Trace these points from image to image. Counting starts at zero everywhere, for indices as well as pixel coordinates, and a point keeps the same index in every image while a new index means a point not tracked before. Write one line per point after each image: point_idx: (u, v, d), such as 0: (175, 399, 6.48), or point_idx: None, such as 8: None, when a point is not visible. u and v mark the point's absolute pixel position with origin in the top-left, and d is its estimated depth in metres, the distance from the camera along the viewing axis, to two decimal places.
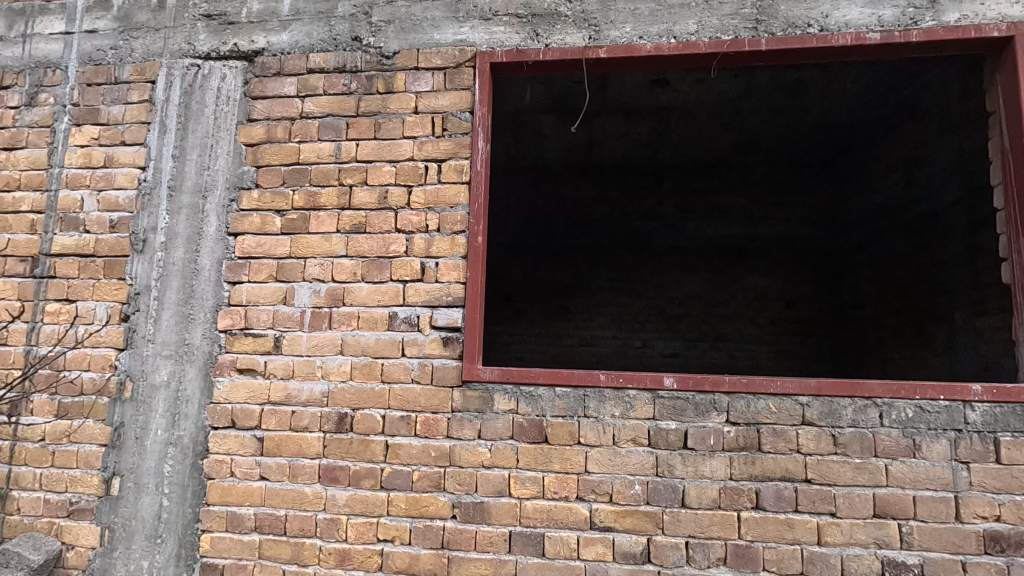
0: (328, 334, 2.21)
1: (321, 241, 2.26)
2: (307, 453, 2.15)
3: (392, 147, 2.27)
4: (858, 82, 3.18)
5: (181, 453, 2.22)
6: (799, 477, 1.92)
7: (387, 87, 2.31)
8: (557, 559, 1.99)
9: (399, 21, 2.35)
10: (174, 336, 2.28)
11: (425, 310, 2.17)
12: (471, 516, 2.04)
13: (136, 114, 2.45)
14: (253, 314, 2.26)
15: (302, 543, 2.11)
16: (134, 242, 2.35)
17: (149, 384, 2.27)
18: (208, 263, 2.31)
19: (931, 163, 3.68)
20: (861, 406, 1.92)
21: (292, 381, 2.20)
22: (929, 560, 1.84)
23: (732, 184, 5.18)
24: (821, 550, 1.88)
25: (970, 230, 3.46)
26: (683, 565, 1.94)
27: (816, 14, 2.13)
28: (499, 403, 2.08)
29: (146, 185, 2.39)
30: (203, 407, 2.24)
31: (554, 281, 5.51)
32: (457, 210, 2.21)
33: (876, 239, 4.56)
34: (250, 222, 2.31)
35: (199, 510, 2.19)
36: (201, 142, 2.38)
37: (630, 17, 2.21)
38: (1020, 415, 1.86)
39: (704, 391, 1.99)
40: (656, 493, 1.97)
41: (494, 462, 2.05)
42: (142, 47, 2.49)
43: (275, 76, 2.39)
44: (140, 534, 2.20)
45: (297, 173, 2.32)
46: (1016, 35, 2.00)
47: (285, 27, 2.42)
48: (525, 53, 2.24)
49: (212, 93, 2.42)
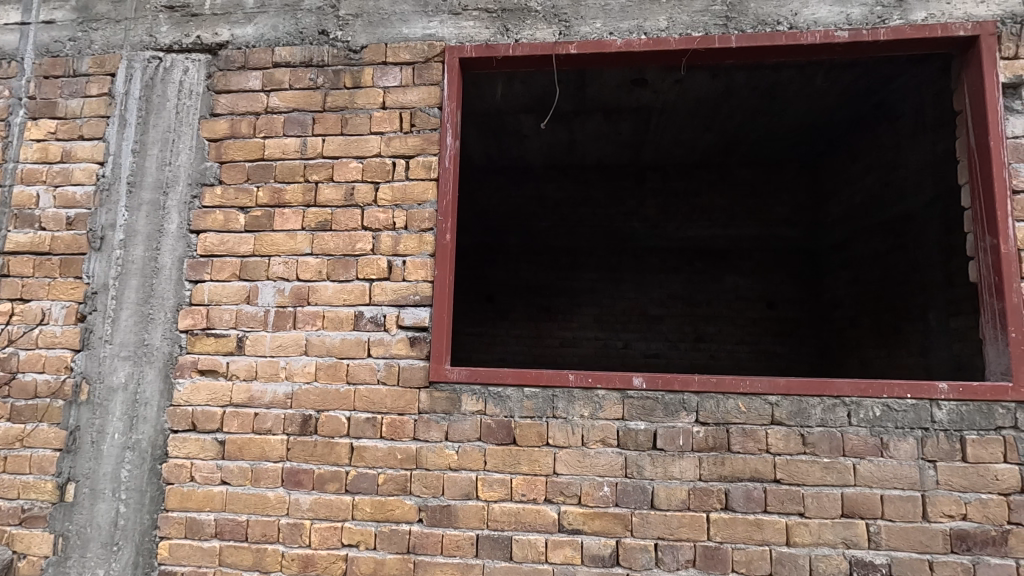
0: (292, 334, 2.15)
1: (286, 239, 2.21)
2: (270, 456, 2.09)
3: (359, 144, 2.23)
4: (833, 82, 3.19)
5: (139, 457, 2.15)
6: (768, 477, 1.90)
7: (355, 82, 2.26)
8: (525, 562, 1.95)
9: (368, 15, 2.30)
10: (133, 336, 2.21)
11: (392, 309, 2.12)
12: (437, 520, 2.00)
13: (94, 107, 2.37)
14: (215, 313, 2.20)
15: (264, 549, 2.05)
16: (91, 240, 2.28)
17: (106, 387, 2.20)
18: (169, 261, 2.24)
19: (906, 165, 3.70)
20: (829, 405, 1.91)
21: (255, 382, 2.14)
22: (897, 560, 1.83)
23: (713, 184, 5.21)
24: (790, 550, 1.87)
25: (943, 230, 3.47)
26: (653, 567, 1.91)
27: (785, 12, 2.12)
28: (466, 404, 2.04)
29: (104, 180, 2.32)
30: (162, 410, 2.17)
31: (536, 281, 5.48)
32: (425, 207, 2.16)
33: (852, 240, 4.58)
34: (213, 220, 2.25)
35: (157, 517, 2.12)
36: (162, 137, 2.32)
37: (600, 13, 2.19)
38: (986, 414, 1.86)
39: (674, 391, 1.97)
40: (625, 495, 1.94)
41: (461, 464, 2.01)
42: (102, 39, 2.42)
43: (239, 69, 2.33)
44: (96, 541, 2.13)
45: (262, 169, 2.26)
46: (982, 34, 2.01)
47: (251, 20, 2.36)
48: (495, 49, 2.20)
49: (174, 87, 2.35)
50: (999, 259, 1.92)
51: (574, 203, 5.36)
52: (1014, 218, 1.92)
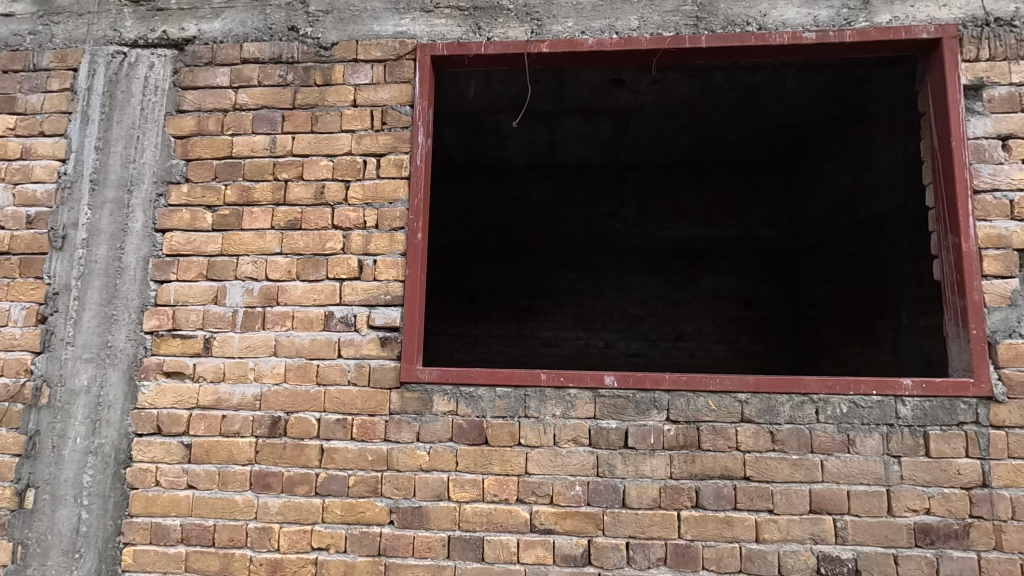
0: (261, 334, 2.11)
1: (255, 238, 2.17)
2: (238, 460, 2.05)
3: (329, 141, 2.20)
4: (806, 85, 3.24)
5: (102, 462, 2.10)
6: (737, 475, 1.91)
7: (325, 79, 2.23)
8: (497, 563, 1.94)
9: (338, 12, 2.27)
10: (96, 337, 2.16)
11: (363, 309, 2.10)
12: (409, 522, 1.98)
13: (55, 103, 2.31)
14: (181, 314, 2.15)
15: (231, 554, 2.01)
16: (52, 239, 2.22)
17: (68, 390, 2.14)
18: (134, 261, 2.19)
19: (878, 166, 3.77)
20: (798, 403, 1.93)
21: (223, 384, 2.10)
22: (863, 554, 1.85)
23: (692, 184, 5.24)
24: (759, 547, 1.88)
25: (913, 229, 3.53)
26: (624, 566, 1.91)
27: (754, 13, 2.14)
28: (438, 404, 2.03)
29: (66, 178, 2.26)
30: (126, 413, 2.12)
31: (517, 281, 5.48)
32: (396, 206, 2.14)
33: (828, 240, 4.64)
34: (179, 219, 2.21)
35: (121, 522, 2.07)
36: (126, 133, 2.26)
37: (572, 12, 2.18)
38: (949, 410, 1.89)
39: (645, 390, 1.97)
40: (597, 494, 1.94)
41: (433, 466, 1.99)
42: (63, 32, 2.36)
43: (206, 65, 2.29)
44: (56, 549, 2.07)
45: (230, 167, 2.22)
46: (944, 37, 2.05)
47: (218, 15, 2.32)
48: (466, 46, 2.19)
49: (139, 83, 2.30)
50: (961, 258, 1.96)
51: (555, 203, 5.31)
52: (975, 218, 1.96)
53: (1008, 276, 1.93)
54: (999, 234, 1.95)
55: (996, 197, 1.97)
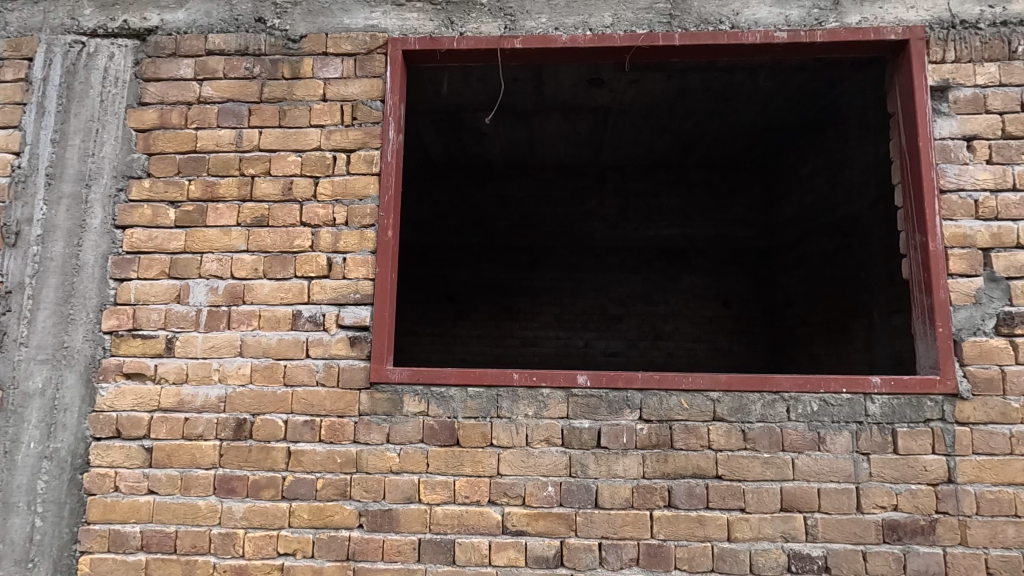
0: (226, 334, 2.05)
1: (220, 235, 2.11)
2: (201, 463, 1.99)
3: (298, 136, 2.14)
4: (782, 86, 3.27)
5: (57, 467, 2.02)
6: (709, 474, 1.91)
7: (294, 72, 2.18)
8: (468, 566, 1.91)
9: (307, 4, 2.22)
10: (51, 338, 2.07)
11: (332, 308, 2.05)
12: (378, 525, 1.93)
13: (9, 94, 2.22)
14: (142, 314, 2.08)
15: (194, 561, 1.95)
16: (5, 235, 2.13)
17: (21, 393, 2.05)
18: (92, 258, 2.11)
19: (851, 167, 3.83)
20: (769, 401, 1.93)
21: (186, 386, 2.03)
22: (833, 552, 1.86)
23: (671, 184, 5.27)
24: (730, 546, 1.88)
25: (885, 229, 3.58)
26: (597, 567, 1.89)
27: (727, 12, 2.14)
28: (408, 405, 1.99)
29: (20, 172, 2.17)
30: (84, 416, 2.04)
31: (496, 280, 5.44)
32: (365, 203, 2.09)
33: (803, 240, 4.70)
34: (141, 215, 2.13)
35: (78, 530, 1.99)
36: (84, 126, 2.18)
37: (545, 8, 2.16)
38: (916, 407, 1.91)
39: (617, 389, 1.96)
40: (569, 494, 1.92)
41: (403, 467, 1.96)
42: (18, 20, 2.27)
43: (169, 56, 2.21)
44: (7, 558, 1.98)
45: (194, 162, 2.15)
46: (911, 39, 2.07)
47: (181, 5, 2.24)
48: (438, 41, 2.15)
49: (98, 73, 2.22)
50: (928, 257, 1.98)
51: (535, 202, 5.38)
52: (941, 217, 1.99)
53: (972, 275, 1.96)
54: (964, 233, 1.98)
55: (961, 197, 2.00)
